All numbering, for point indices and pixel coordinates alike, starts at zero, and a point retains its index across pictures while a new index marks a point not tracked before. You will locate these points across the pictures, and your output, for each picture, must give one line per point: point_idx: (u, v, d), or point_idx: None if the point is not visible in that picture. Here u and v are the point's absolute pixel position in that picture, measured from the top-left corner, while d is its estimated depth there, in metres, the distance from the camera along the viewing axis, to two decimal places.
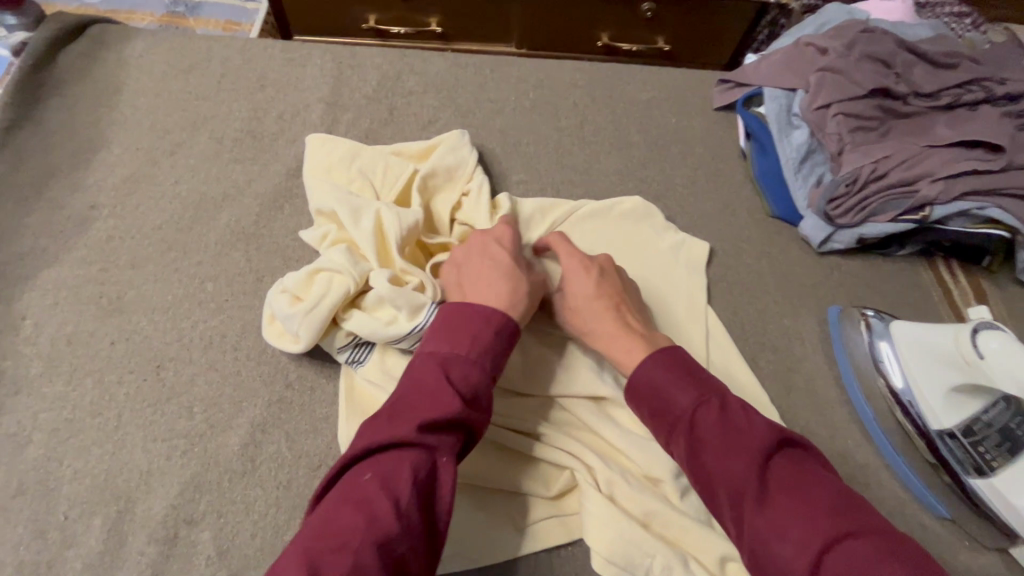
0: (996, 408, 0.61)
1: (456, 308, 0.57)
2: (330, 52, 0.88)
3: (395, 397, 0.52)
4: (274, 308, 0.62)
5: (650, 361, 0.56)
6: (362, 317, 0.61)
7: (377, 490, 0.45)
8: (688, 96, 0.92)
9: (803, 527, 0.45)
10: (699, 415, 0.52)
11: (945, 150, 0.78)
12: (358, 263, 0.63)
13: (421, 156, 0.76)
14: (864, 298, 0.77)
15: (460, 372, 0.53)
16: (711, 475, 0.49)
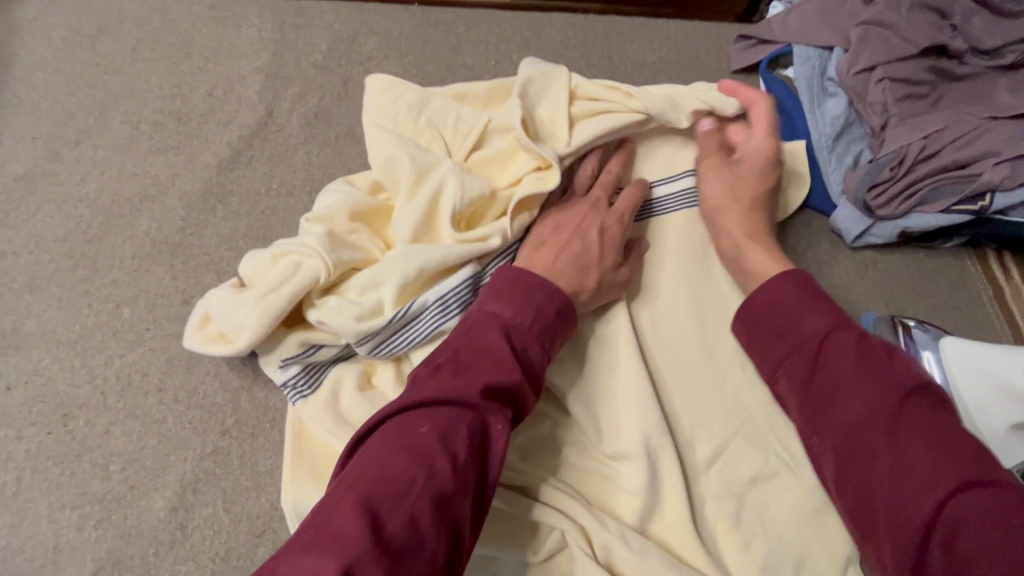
0: None
1: (519, 272, 0.52)
2: (270, 10, 0.72)
3: (453, 349, 0.46)
4: (211, 303, 0.52)
5: (789, 283, 0.51)
6: (335, 304, 0.51)
7: (437, 444, 0.40)
8: (702, 56, 0.78)
9: (926, 462, 0.40)
10: (829, 342, 0.47)
11: (1008, 123, 0.65)
12: (334, 247, 0.53)
13: (490, 91, 0.65)
14: (903, 301, 0.67)
15: (522, 341, 0.48)
16: (830, 409, 0.46)
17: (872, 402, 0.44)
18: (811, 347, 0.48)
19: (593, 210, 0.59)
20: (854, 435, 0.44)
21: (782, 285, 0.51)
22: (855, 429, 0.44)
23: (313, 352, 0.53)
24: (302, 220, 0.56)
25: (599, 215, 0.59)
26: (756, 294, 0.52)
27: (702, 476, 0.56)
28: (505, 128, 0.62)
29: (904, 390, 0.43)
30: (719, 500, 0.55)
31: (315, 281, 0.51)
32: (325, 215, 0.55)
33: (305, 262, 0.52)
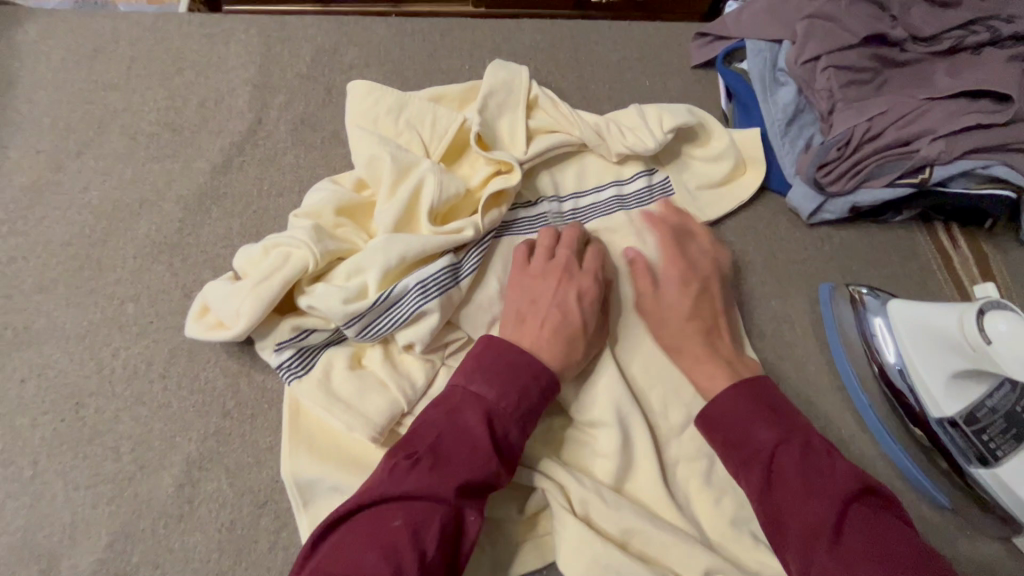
0: (1001, 391, 0.56)
1: (504, 349, 0.54)
2: (256, 26, 0.77)
3: (434, 434, 0.49)
4: (209, 293, 0.57)
5: (737, 390, 0.56)
6: (323, 290, 0.55)
7: (407, 541, 0.44)
8: (663, 54, 0.83)
9: (873, 568, 0.44)
10: (780, 453, 0.51)
11: (945, 104, 0.70)
12: (321, 238, 0.57)
13: (461, 100, 0.72)
14: (858, 272, 0.71)
15: (501, 426, 0.51)
16: (785, 515, 0.49)
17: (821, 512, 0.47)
18: (766, 454, 0.51)
19: (567, 276, 0.60)
20: (814, 538, 0.46)
21: (731, 394, 0.56)
22: (811, 536, 0.46)
23: (305, 337, 0.57)
24: (291, 216, 0.60)
25: (575, 280, 0.61)
26: (710, 404, 0.56)
27: (673, 439, 0.60)
28: (476, 124, 0.67)
29: (846, 499, 0.47)
30: (690, 461, 0.58)
31: (304, 270, 0.56)
32: (313, 211, 0.60)
33: (293, 252, 0.56)
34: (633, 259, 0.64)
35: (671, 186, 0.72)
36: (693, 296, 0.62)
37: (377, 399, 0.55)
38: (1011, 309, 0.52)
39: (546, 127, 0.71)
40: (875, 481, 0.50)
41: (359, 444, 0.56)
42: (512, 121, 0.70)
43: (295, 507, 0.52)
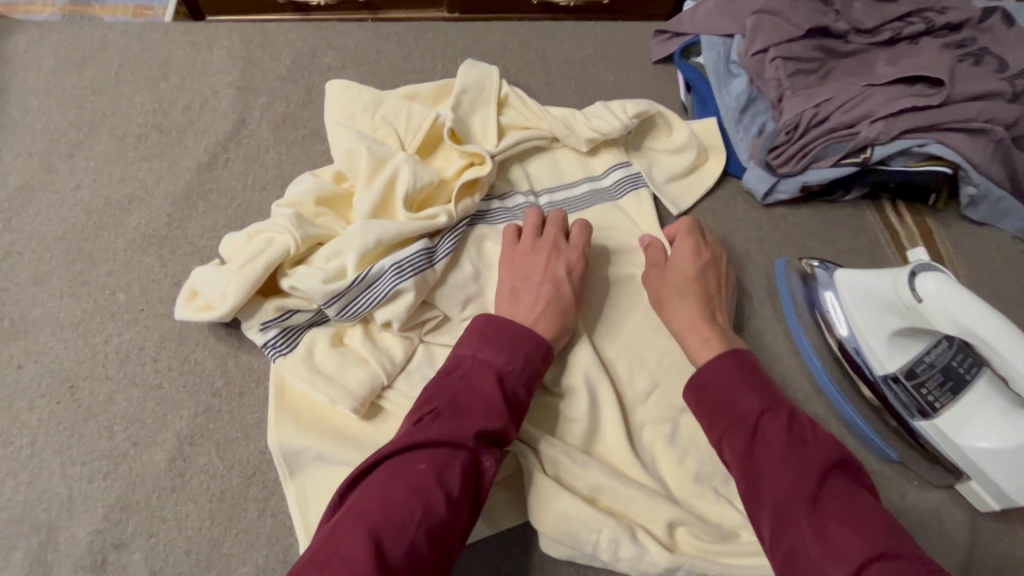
0: (938, 347, 0.60)
1: (508, 320, 0.59)
2: (238, 33, 0.81)
3: (450, 393, 0.53)
4: (197, 279, 0.60)
5: (726, 362, 0.58)
6: (305, 272, 0.59)
7: (434, 482, 0.46)
8: (626, 51, 0.88)
9: (845, 534, 0.44)
10: (764, 422, 0.52)
11: (886, 88, 0.75)
12: (302, 224, 0.61)
13: (434, 97, 0.76)
14: (812, 248, 0.76)
15: (512, 386, 0.55)
16: (763, 480, 0.49)
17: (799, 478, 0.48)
18: (751, 422, 0.53)
19: (555, 253, 0.65)
20: (790, 503, 0.47)
21: (719, 364, 0.58)
22: (785, 501, 0.47)
23: (290, 317, 0.60)
24: (273, 207, 0.64)
25: (562, 256, 0.66)
26: (700, 373, 0.58)
27: (640, 406, 0.63)
28: (448, 119, 0.71)
29: (824, 469, 0.48)
30: (655, 425, 0.62)
31: (286, 253, 0.59)
32: (293, 201, 0.64)
33: (276, 238, 0.60)
34: (649, 242, 0.70)
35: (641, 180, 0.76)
36: (700, 267, 0.67)
37: (358, 372, 0.59)
38: (939, 271, 0.56)
39: (518, 123, 0.76)
40: (858, 461, 0.50)
41: (342, 416, 0.59)
42: (484, 116, 0.75)
43: (283, 477, 0.56)
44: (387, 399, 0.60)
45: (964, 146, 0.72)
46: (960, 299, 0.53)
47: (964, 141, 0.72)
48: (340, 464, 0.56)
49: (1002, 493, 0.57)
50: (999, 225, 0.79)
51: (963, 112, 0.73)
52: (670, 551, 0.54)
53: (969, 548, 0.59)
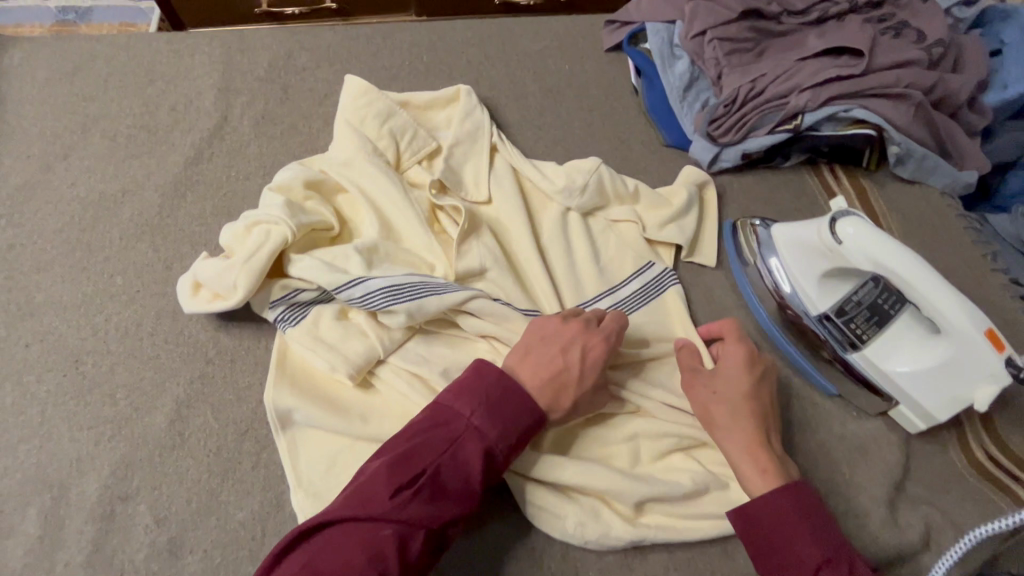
0: (865, 288, 0.67)
1: (517, 393, 0.57)
2: (217, 39, 0.88)
3: (434, 459, 0.53)
4: (201, 271, 0.63)
5: (792, 504, 0.55)
6: (309, 263, 0.63)
7: (395, 554, 0.48)
8: (579, 41, 0.95)
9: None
10: (823, 574, 0.52)
11: (813, 62, 0.82)
12: (295, 214, 0.65)
13: (423, 109, 0.82)
14: (757, 211, 0.83)
15: (495, 460, 0.55)
16: None
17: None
18: (810, 570, 0.52)
19: (583, 332, 0.63)
20: None
21: (779, 498, 0.55)
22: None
23: (295, 295, 0.64)
24: (265, 193, 0.68)
25: (588, 336, 0.63)
26: (756, 502, 0.56)
27: None
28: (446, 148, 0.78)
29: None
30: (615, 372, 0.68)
31: (286, 241, 0.62)
32: (284, 187, 0.68)
33: (273, 229, 0.63)
34: (683, 346, 0.66)
35: (666, 277, 0.74)
36: (748, 379, 0.62)
37: (357, 344, 0.63)
38: (857, 216, 0.63)
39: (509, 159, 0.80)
40: None
41: (324, 376, 0.64)
42: (470, 137, 0.80)
43: (275, 431, 0.60)
44: (377, 377, 0.64)
45: (884, 109, 0.80)
46: (875, 239, 0.61)
47: (884, 105, 0.80)
48: (327, 424, 0.60)
49: (925, 412, 0.63)
50: (927, 182, 0.86)
51: (882, 79, 0.80)
52: (630, 483, 0.60)
53: (903, 467, 0.66)
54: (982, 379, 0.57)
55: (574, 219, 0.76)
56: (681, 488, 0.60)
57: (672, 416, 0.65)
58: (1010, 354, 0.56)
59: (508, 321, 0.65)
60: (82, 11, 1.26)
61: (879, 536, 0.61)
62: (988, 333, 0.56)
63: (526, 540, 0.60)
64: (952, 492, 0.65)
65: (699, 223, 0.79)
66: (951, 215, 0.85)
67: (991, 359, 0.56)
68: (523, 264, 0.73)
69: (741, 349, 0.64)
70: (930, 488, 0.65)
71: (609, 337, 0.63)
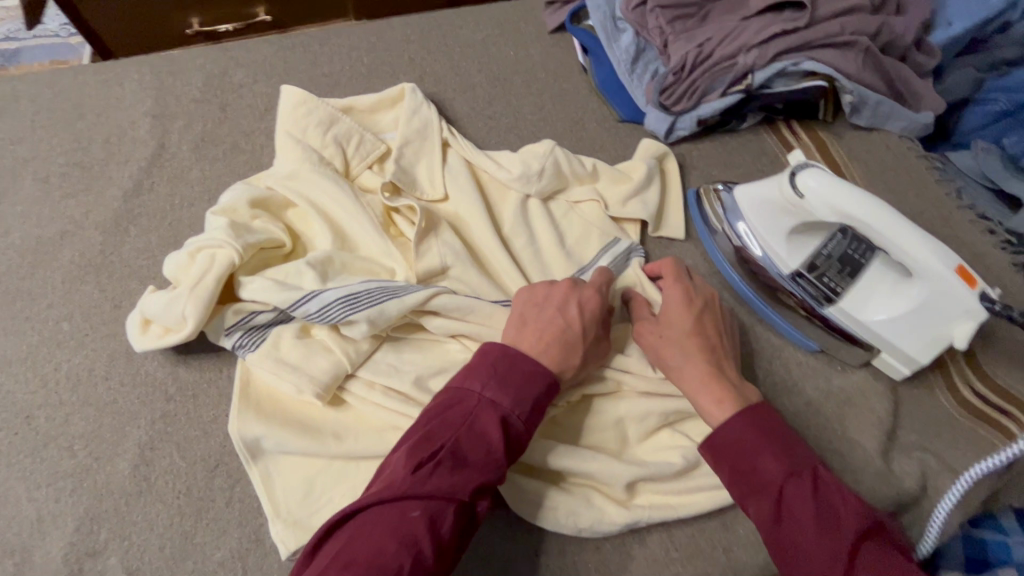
0: (834, 241, 0.66)
1: (524, 360, 0.56)
2: (147, 65, 0.84)
3: (453, 436, 0.51)
4: (147, 307, 0.60)
5: (752, 424, 0.56)
6: (259, 283, 0.61)
7: (427, 534, 0.46)
8: (522, 26, 0.93)
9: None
10: (790, 485, 0.52)
11: (757, 20, 0.81)
12: (239, 234, 0.62)
13: (371, 111, 0.79)
14: (719, 176, 0.82)
15: (515, 430, 0.53)
16: (794, 549, 0.51)
17: (834, 550, 0.49)
18: (776, 487, 0.53)
19: (573, 288, 0.62)
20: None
21: (740, 421, 0.56)
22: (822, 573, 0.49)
23: (251, 319, 0.61)
24: (207, 216, 0.64)
25: (579, 291, 0.62)
26: (719, 430, 0.57)
27: None
28: (395, 149, 0.76)
29: (854, 536, 0.50)
30: None
31: (232, 264, 0.60)
32: (228, 208, 0.65)
33: (218, 252, 0.60)
34: (633, 298, 0.67)
35: (635, 251, 0.72)
36: (696, 313, 0.63)
37: (322, 361, 0.60)
38: (817, 167, 0.62)
39: (462, 152, 0.78)
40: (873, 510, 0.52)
41: (293, 401, 0.61)
42: (421, 134, 0.77)
43: (245, 462, 0.58)
44: (348, 391, 0.61)
45: (833, 60, 0.79)
46: (837, 188, 0.59)
47: (832, 55, 0.79)
48: (299, 448, 0.58)
49: (907, 357, 0.62)
50: (886, 127, 0.86)
51: (827, 29, 0.79)
52: (622, 469, 0.58)
53: (893, 415, 0.65)
54: (959, 317, 0.56)
55: (535, 206, 0.74)
56: (672, 467, 0.59)
57: (656, 394, 0.63)
58: (982, 289, 0.55)
59: (474, 314, 0.63)
60: (9, 53, 1.21)
61: (876, 489, 0.60)
62: (959, 271, 0.55)
63: (519, 542, 0.57)
64: (944, 434, 0.64)
65: (662, 194, 0.78)
66: (912, 157, 0.84)
67: (965, 297, 0.55)
68: (489, 258, 0.71)
69: (677, 287, 0.65)
70: (922, 433, 0.64)
71: (597, 285, 0.64)
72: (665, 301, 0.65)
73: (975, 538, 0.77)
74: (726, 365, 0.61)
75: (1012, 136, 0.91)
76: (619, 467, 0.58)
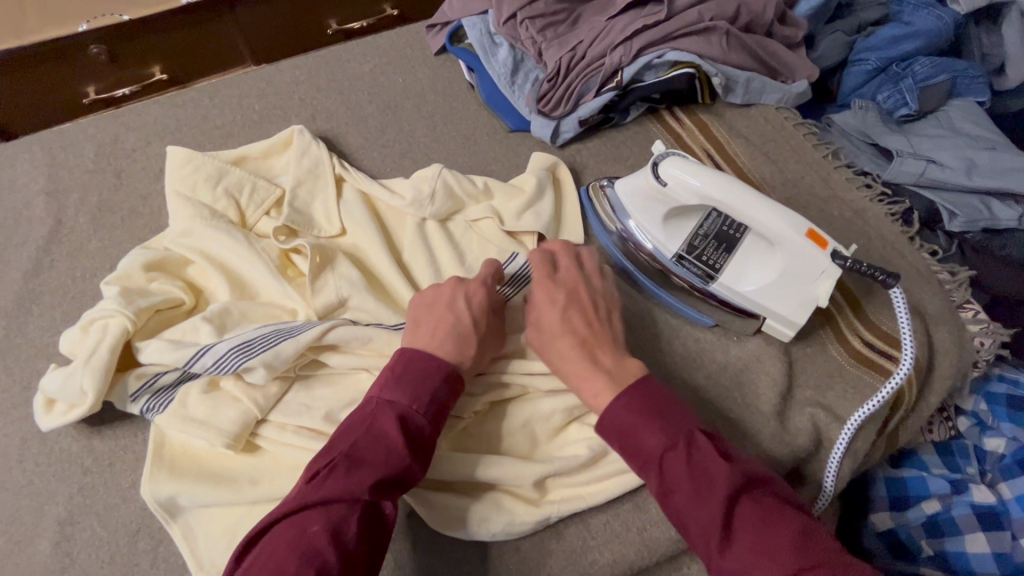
0: (710, 220, 0.70)
1: (417, 356, 0.58)
2: (36, 142, 0.85)
3: (350, 442, 0.53)
4: (47, 387, 0.61)
5: (626, 406, 0.56)
6: (155, 346, 0.62)
7: (328, 541, 0.47)
8: (407, 52, 0.96)
9: (764, 565, 0.47)
10: (667, 460, 0.53)
11: (622, 18, 0.85)
12: (130, 300, 0.63)
13: (264, 156, 0.81)
14: (610, 171, 0.85)
15: (415, 425, 0.55)
16: (682, 517, 0.52)
17: (710, 511, 0.50)
18: (656, 459, 0.54)
19: (459, 284, 0.65)
20: (708, 540, 0.50)
21: (621, 403, 0.57)
22: (709, 537, 0.50)
23: (154, 381, 0.63)
24: (101, 285, 0.65)
25: (465, 286, 0.65)
26: (603, 416, 0.57)
27: None
28: (288, 191, 0.77)
29: (733, 492, 0.51)
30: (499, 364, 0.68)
31: (125, 331, 0.61)
32: (122, 275, 0.66)
33: (110, 322, 0.62)
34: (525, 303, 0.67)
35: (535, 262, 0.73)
36: (569, 314, 0.63)
37: (229, 411, 0.61)
38: (676, 155, 0.66)
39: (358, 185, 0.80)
40: (753, 468, 0.53)
41: (207, 454, 0.62)
42: (314, 175, 0.79)
43: (165, 522, 0.59)
44: (261, 436, 0.63)
45: (696, 47, 0.83)
46: (691, 172, 0.64)
47: (693, 43, 0.83)
48: (215, 499, 0.59)
49: (787, 321, 0.65)
50: (762, 101, 0.90)
51: (686, 19, 0.83)
52: (532, 470, 0.60)
53: (788, 376, 0.68)
54: (820, 277, 0.60)
55: (431, 227, 0.77)
56: (580, 459, 0.61)
57: (560, 391, 0.65)
58: (834, 248, 0.59)
59: (373, 342, 0.65)
60: None
61: (773, 449, 0.64)
62: (809, 234, 0.59)
63: (440, 557, 0.59)
64: (835, 386, 0.68)
65: (556, 204, 0.80)
66: (789, 126, 0.88)
67: (819, 257, 0.59)
68: (390, 284, 0.73)
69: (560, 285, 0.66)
70: (816, 388, 0.68)
71: (485, 278, 0.67)
72: (544, 309, 0.64)
73: (895, 478, 0.81)
74: (621, 351, 0.63)
75: (884, 92, 0.95)
76: (528, 468, 0.60)
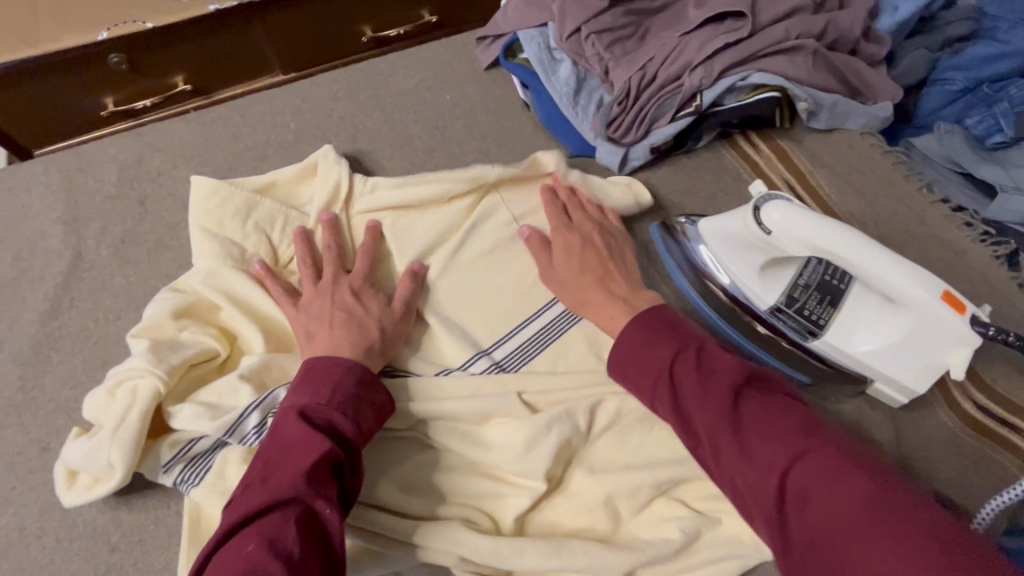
0: (809, 269, 0.63)
1: (313, 362, 0.54)
2: (53, 163, 0.77)
3: (262, 459, 0.48)
4: (69, 458, 0.54)
5: (638, 320, 0.56)
6: (190, 411, 0.55)
7: (265, 555, 0.41)
8: (455, 66, 0.88)
9: (770, 447, 0.45)
10: (677, 360, 0.52)
11: (698, 34, 0.77)
12: (161, 356, 0.56)
13: (299, 184, 0.73)
14: (681, 202, 0.77)
15: (326, 418, 0.51)
16: (691, 420, 0.50)
17: (719, 406, 0.48)
18: (665, 363, 0.53)
19: (336, 285, 0.63)
20: (716, 433, 0.48)
21: (636, 322, 0.56)
22: (717, 432, 0.47)
23: (190, 448, 0.56)
24: (127, 338, 0.58)
25: (338, 288, 0.63)
26: (617, 337, 0.57)
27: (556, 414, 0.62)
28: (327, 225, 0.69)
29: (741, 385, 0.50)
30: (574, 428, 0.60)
31: (157, 394, 0.55)
32: (150, 326, 0.59)
33: (138, 384, 0.55)
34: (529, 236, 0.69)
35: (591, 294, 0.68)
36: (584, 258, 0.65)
37: None
38: (781, 199, 0.59)
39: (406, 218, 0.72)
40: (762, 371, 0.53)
41: None
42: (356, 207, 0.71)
43: None
44: None
45: (782, 68, 0.75)
46: (801, 220, 0.57)
47: (779, 63, 0.75)
48: None
49: (902, 386, 0.58)
50: (846, 126, 0.82)
51: (772, 36, 0.75)
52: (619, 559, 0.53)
53: (897, 446, 0.61)
54: (954, 345, 0.53)
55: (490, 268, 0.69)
56: (673, 546, 0.54)
57: (641, 462, 0.58)
58: (972, 313, 0.52)
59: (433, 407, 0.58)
60: None
61: None
62: (945, 297, 0.52)
63: None
64: (950, 459, 0.60)
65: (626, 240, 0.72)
66: (877, 154, 0.80)
67: (957, 325, 0.52)
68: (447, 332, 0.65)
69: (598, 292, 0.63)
70: (929, 459, 0.60)
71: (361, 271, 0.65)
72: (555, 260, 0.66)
73: None
74: None
75: (974, 116, 0.87)
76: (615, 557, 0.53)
